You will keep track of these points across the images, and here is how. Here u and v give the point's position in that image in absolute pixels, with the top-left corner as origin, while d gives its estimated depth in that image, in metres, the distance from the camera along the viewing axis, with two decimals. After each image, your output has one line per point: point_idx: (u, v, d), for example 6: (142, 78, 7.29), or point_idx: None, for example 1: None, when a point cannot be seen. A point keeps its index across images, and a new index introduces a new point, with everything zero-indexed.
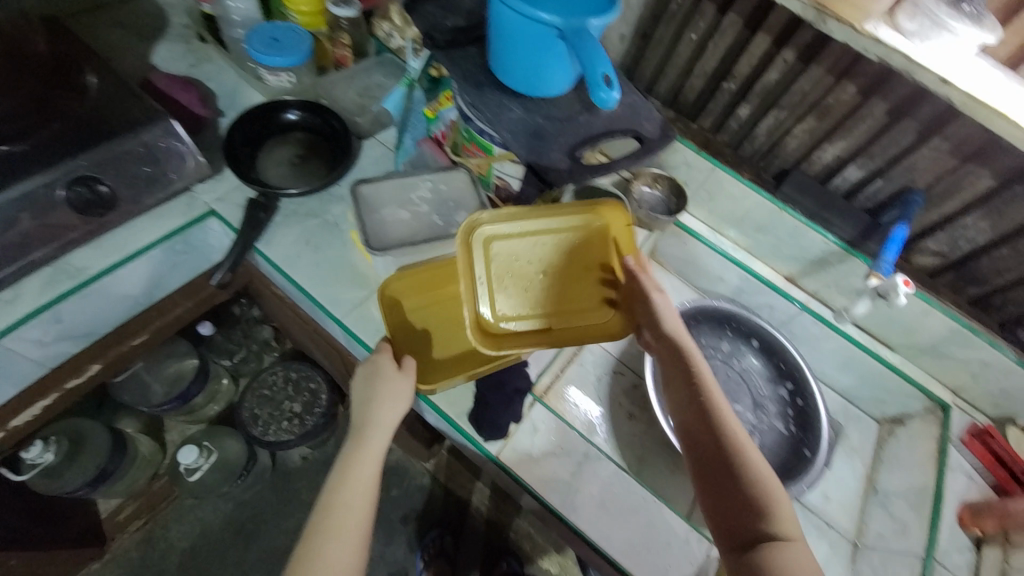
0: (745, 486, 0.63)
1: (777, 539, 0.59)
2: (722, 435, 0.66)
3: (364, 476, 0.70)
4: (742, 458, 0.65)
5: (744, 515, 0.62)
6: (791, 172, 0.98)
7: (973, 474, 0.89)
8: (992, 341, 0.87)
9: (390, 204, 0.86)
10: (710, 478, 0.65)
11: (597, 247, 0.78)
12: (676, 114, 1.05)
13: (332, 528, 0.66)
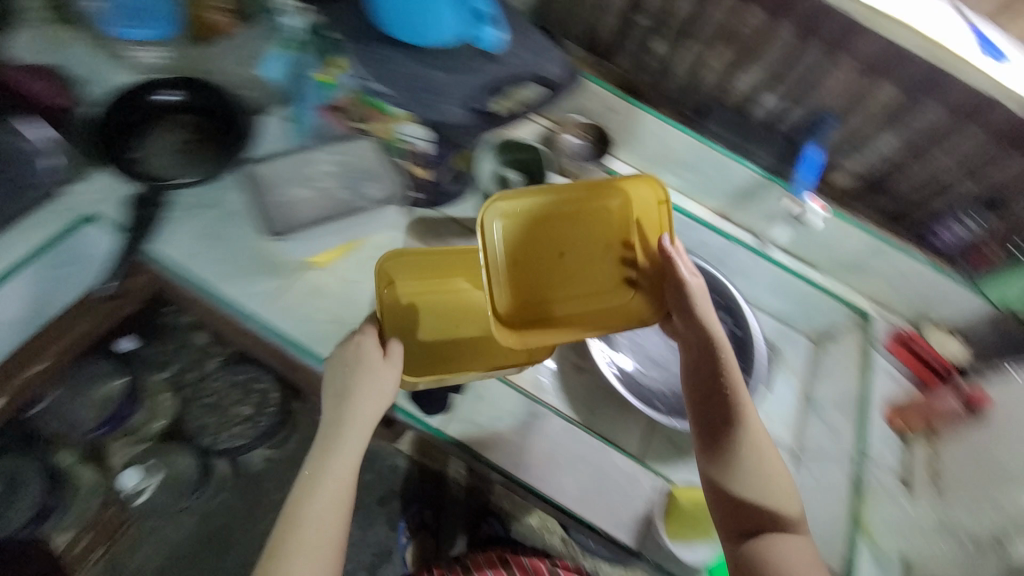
0: (762, 487, 0.67)
1: (779, 535, 0.65)
2: (745, 436, 0.69)
3: (335, 477, 0.66)
4: (766, 462, 0.68)
5: (755, 512, 0.66)
6: (712, 105, 0.97)
7: (896, 375, 0.95)
8: (903, 249, 0.92)
9: (290, 184, 0.83)
10: (728, 474, 0.68)
11: (622, 225, 0.75)
12: (593, 56, 1.01)
13: (301, 530, 0.63)
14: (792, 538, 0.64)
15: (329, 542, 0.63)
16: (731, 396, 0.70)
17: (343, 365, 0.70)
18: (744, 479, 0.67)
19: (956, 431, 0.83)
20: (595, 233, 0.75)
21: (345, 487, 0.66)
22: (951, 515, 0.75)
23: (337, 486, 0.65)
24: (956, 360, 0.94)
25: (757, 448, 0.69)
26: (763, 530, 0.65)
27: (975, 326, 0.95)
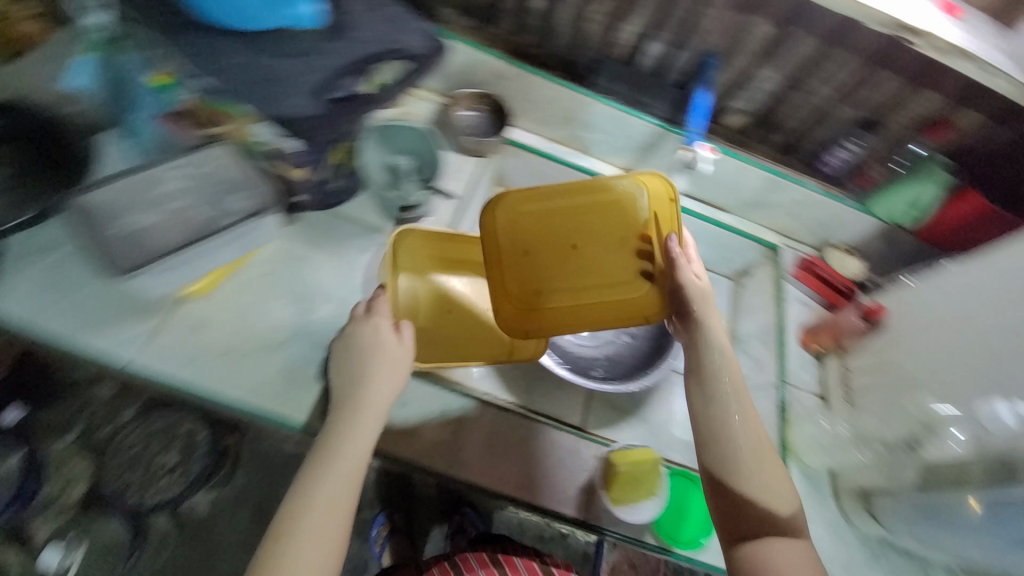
0: (762, 495, 0.62)
1: (775, 537, 0.60)
2: (743, 440, 0.63)
3: (343, 466, 0.59)
4: (771, 470, 0.63)
5: (754, 520, 0.61)
6: (601, 62, 0.95)
7: (806, 300, 1.01)
8: (799, 180, 0.95)
9: (136, 207, 0.62)
10: (724, 482, 0.63)
11: (634, 221, 0.74)
12: (472, 21, 0.95)
13: (302, 526, 0.55)
14: (789, 545, 0.60)
15: (329, 544, 0.55)
16: (732, 398, 0.66)
17: (359, 344, 0.66)
18: (741, 488, 0.62)
19: (860, 342, 0.89)
20: (608, 227, 0.74)
21: (352, 480, 0.59)
22: (866, 427, 0.79)
23: (342, 479, 0.58)
24: (856, 276, 1.01)
25: (761, 454, 0.63)
26: (758, 536, 0.60)
27: (869, 243, 1.02)
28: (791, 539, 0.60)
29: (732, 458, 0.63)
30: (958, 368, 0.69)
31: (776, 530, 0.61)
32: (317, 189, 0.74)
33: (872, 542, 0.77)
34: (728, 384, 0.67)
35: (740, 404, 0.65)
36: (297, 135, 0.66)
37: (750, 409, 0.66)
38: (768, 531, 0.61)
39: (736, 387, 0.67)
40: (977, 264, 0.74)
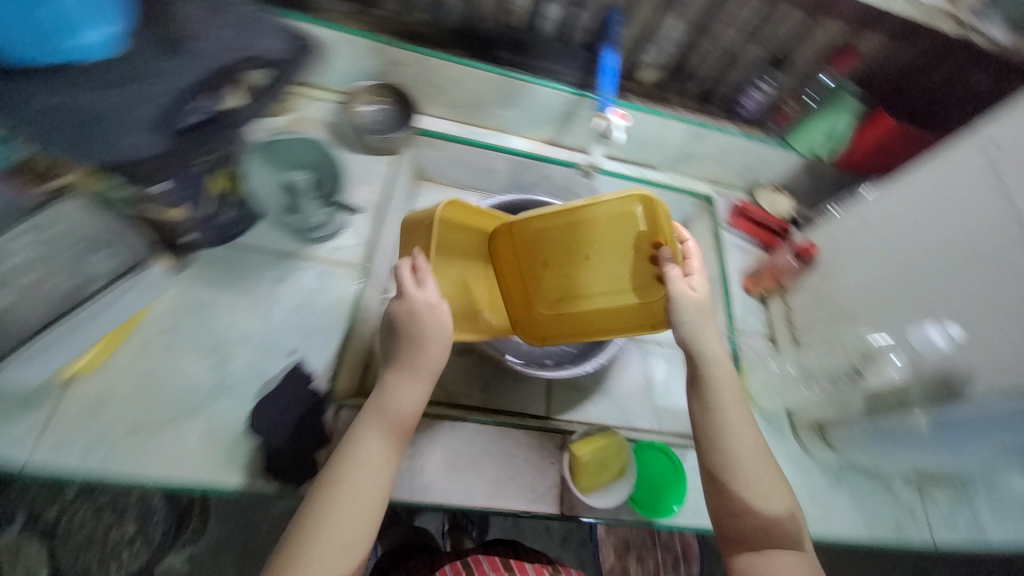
0: (761, 511, 0.55)
1: (772, 547, 0.55)
2: (738, 454, 0.56)
3: (377, 455, 0.57)
4: (771, 482, 0.56)
5: (751, 536, 0.55)
6: (501, 32, 0.88)
7: (743, 246, 1.02)
8: (720, 127, 0.94)
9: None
10: (719, 499, 0.57)
11: (636, 234, 0.66)
12: (353, 7, 0.86)
13: (334, 517, 0.53)
14: (789, 561, 0.54)
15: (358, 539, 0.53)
16: (728, 408, 0.58)
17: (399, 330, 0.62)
18: (735, 505, 0.56)
19: (798, 281, 0.90)
20: (613, 238, 0.68)
21: (385, 472, 0.57)
22: (812, 364, 0.82)
23: (375, 469, 0.56)
24: (788, 215, 1.02)
25: (761, 469, 0.57)
26: (757, 553, 0.54)
27: (795, 178, 1.03)
28: (792, 556, 0.54)
29: (725, 473, 0.56)
30: (887, 295, 0.71)
31: (775, 548, 0.55)
32: (209, 225, 0.68)
33: (830, 469, 0.80)
34: (723, 392, 0.59)
35: (736, 413, 0.58)
36: (149, 181, 0.54)
37: (747, 419, 0.59)
38: (768, 549, 0.54)
39: (734, 395, 0.59)
40: (895, 190, 0.74)
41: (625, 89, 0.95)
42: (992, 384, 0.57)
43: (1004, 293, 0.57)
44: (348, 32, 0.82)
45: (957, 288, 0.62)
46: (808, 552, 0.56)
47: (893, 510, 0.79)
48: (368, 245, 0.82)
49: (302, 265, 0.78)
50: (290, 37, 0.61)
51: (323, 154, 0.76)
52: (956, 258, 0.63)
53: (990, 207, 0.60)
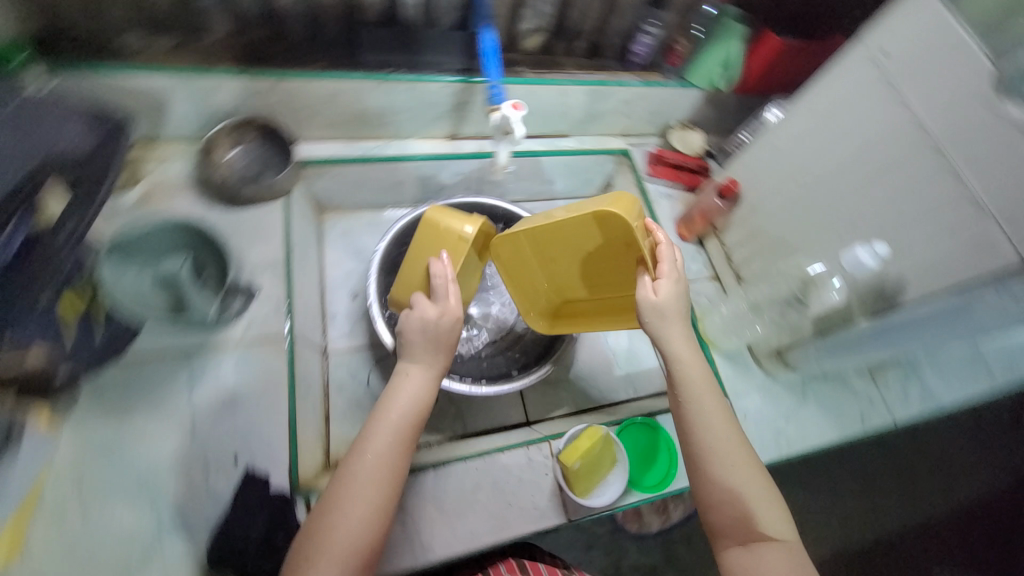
0: (746, 503, 0.53)
1: (762, 539, 0.52)
2: (717, 448, 0.55)
3: (394, 435, 0.58)
4: (751, 468, 0.55)
5: (737, 530, 0.53)
6: (358, 32, 0.77)
7: (669, 192, 1.01)
8: (618, 82, 0.90)
9: None
10: (702, 494, 0.55)
11: (621, 242, 0.64)
12: (174, 41, 0.71)
13: (349, 501, 0.54)
14: (778, 556, 0.51)
15: (373, 526, 0.54)
16: (703, 400, 0.57)
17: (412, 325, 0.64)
18: (720, 501, 0.54)
19: (727, 218, 0.90)
20: (602, 242, 0.66)
21: (401, 460, 0.58)
22: (758, 297, 0.84)
23: (390, 456, 0.57)
24: (704, 149, 1.02)
25: (741, 458, 0.55)
26: (744, 548, 0.52)
27: (699, 110, 1.01)
28: (779, 547, 0.52)
29: (707, 467, 0.55)
30: (812, 219, 0.72)
31: (763, 542, 0.52)
32: (84, 352, 0.59)
33: (795, 386, 0.85)
34: (695, 382, 0.58)
35: (711, 406, 0.57)
36: None
37: (723, 407, 0.57)
38: (757, 543, 0.52)
39: (706, 389, 0.58)
40: (794, 111, 0.73)
41: (511, 61, 0.88)
42: (921, 288, 0.59)
43: (915, 199, 0.59)
44: (183, 72, 0.70)
45: (871, 201, 0.64)
46: (794, 539, 0.53)
47: (855, 404, 0.85)
48: (286, 308, 0.73)
49: (215, 356, 0.67)
50: (94, 122, 0.62)
51: (203, 237, 0.67)
52: (870, 172, 0.64)
53: (890, 117, 0.61)
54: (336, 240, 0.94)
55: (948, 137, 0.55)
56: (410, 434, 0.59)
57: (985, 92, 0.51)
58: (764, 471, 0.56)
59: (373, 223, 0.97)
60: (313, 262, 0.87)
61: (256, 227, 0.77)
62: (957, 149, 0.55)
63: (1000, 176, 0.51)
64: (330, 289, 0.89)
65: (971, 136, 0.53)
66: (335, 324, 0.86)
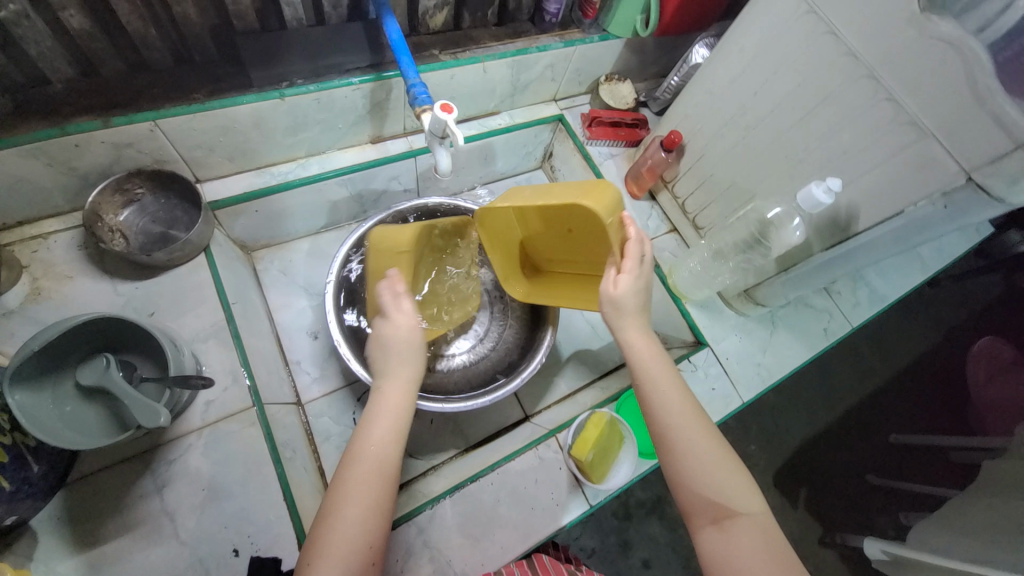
0: (713, 478, 0.52)
1: (734, 512, 0.50)
2: (679, 427, 0.54)
3: (390, 434, 0.55)
4: (712, 441, 0.54)
5: (707, 510, 0.51)
6: (238, 44, 0.66)
7: (611, 151, 0.99)
8: (538, 47, 0.84)
9: None
10: (673, 477, 0.54)
11: (596, 230, 0.60)
12: (15, 98, 0.59)
13: (346, 505, 0.50)
14: (752, 534, 0.49)
15: (371, 528, 0.50)
16: (657, 379, 0.57)
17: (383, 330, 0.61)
18: (690, 481, 0.52)
19: (674, 170, 0.90)
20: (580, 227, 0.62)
21: (394, 457, 0.55)
22: (721, 242, 0.82)
23: (383, 453, 0.54)
24: (635, 99, 1.00)
25: (700, 434, 0.54)
26: (717, 527, 0.50)
27: (623, 60, 0.98)
28: (751, 520, 0.50)
29: (673, 449, 0.54)
30: (758, 160, 0.73)
31: (735, 517, 0.50)
32: (27, 493, 0.50)
33: (764, 317, 0.89)
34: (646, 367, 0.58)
35: (671, 391, 0.57)
36: None
37: (676, 386, 0.57)
38: (728, 520, 0.50)
39: (665, 374, 0.58)
40: (724, 51, 0.72)
41: (420, 45, 0.79)
42: (873, 214, 0.61)
43: (857, 128, 0.60)
44: (30, 138, 0.57)
45: (814, 135, 0.64)
46: (762, 513, 0.51)
47: (817, 320, 0.91)
48: (245, 374, 0.66)
49: (179, 448, 0.60)
50: None
51: (131, 328, 0.55)
52: (810, 105, 0.64)
53: (820, 48, 0.60)
54: (276, 280, 0.86)
55: (880, 62, 0.55)
56: (401, 432, 0.56)
57: (911, 12, 0.51)
58: (729, 449, 0.55)
59: (317, 247, 0.91)
60: (258, 311, 0.79)
61: (182, 293, 0.68)
62: (889, 73, 0.55)
63: (934, 95, 0.52)
64: (285, 333, 0.82)
65: (901, 59, 0.53)
66: (300, 370, 0.80)
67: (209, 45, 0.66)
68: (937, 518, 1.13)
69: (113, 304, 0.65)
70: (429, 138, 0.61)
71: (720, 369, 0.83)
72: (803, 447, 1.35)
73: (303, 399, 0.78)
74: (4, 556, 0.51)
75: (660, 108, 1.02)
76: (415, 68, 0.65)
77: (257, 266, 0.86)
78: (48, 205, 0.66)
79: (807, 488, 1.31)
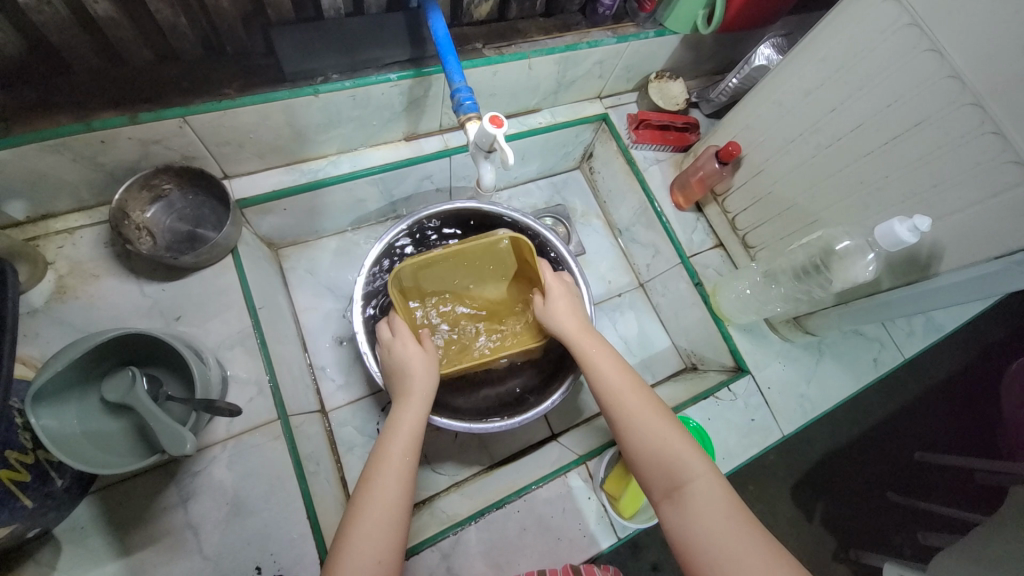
0: (665, 451, 0.52)
1: (681, 480, 0.50)
2: (618, 402, 0.57)
3: (409, 442, 0.54)
4: (656, 414, 0.55)
5: (661, 485, 0.51)
6: (271, 35, 0.62)
7: (657, 156, 0.93)
8: (589, 42, 0.77)
9: None
10: (629, 458, 0.55)
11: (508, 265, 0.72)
12: (39, 91, 0.56)
13: (368, 506, 0.49)
14: (704, 501, 0.48)
15: (394, 534, 0.48)
16: (598, 361, 0.60)
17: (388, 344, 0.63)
18: (642, 457, 0.53)
19: (727, 183, 0.84)
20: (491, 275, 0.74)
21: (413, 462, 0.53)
22: (774, 263, 0.76)
23: (403, 449, 0.53)
24: (687, 101, 0.92)
25: (641, 406, 0.56)
26: (670, 500, 0.50)
27: (676, 57, 0.90)
28: (702, 485, 0.49)
29: (624, 428, 0.55)
30: (828, 182, 0.66)
31: (686, 488, 0.50)
32: (51, 506, 0.49)
33: (810, 344, 0.84)
34: (587, 353, 0.62)
35: (612, 371, 0.59)
36: None
37: (616, 365, 0.60)
38: (680, 493, 0.50)
39: (609, 359, 0.61)
40: (800, 60, 0.65)
41: (464, 37, 0.73)
42: (959, 256, 0.56)
43: (954, 159, 0.53)
44: (55, 133, 0.54)
45: (900, 162, 0.58)
46: (710, 474, 0.50)
47: (867, 350, 0.85)
48: (270, 384, 0.64)
49: (203, 460, 0.58)
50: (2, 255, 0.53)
51: (156, 341, 0.53)
52: (896, 131, 0.57)
53: (920, 66, 0.53)
54: (302, 280, 0.84)
55: (992, 91, 0.48)
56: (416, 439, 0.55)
57: None
58: (676, 421, 0.55)
59: (344, 246, 0.88)
60: (285, 313, 0.77)
61: (208, 296, 0.66)
62: (1001, 103, 0.48)
63: None
64: (310, 336, 0.80)
65: (1017, 89, 0.46)
66: (325, 376, 0.79)
67: (239, 34, 0.61)
68: (956, 544, 1.07)
69: (139, 306, 0.63)
70: (475, 150, 0.57)
71: (761, 399, 0.78)
72: (823, 461, 1.29)
73: (327, 407, 0.77)
74: (29, 563, 0.51)
75: (713, 110, 0.94)
76: (461, 69, 0.60)
77: (284, 265, 0.84)
78: (74, 199, 0.63)
79: (825, 502, 1.26)
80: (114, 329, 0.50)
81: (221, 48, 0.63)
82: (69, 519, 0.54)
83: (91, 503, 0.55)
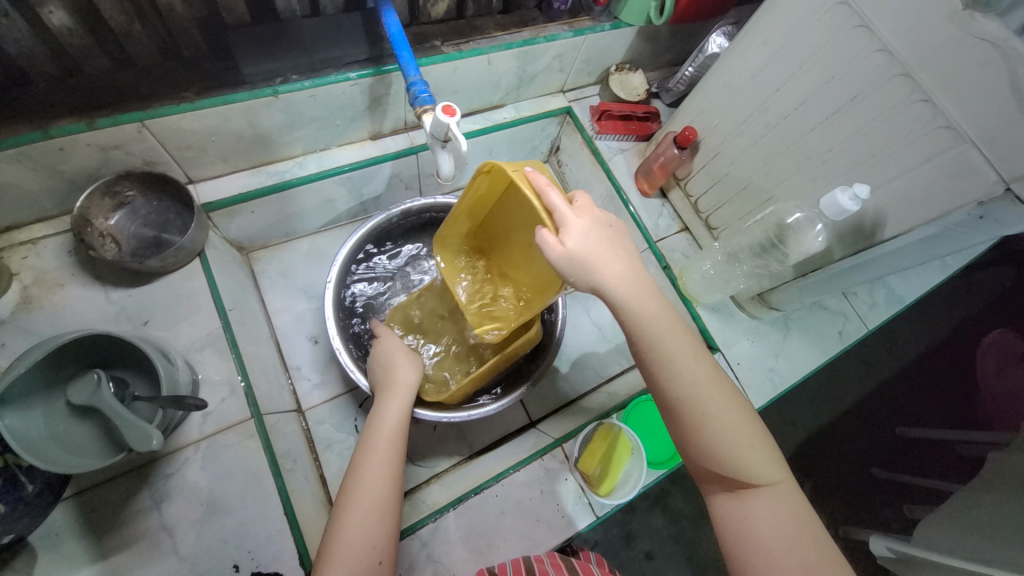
0: (745, 456, 0.48)
1: (754, 486, 0.48)
2: (691, 395, 0.49)
3: (390, 448, 0.54)
4: (732, 405, 0.49)
5: (725, 478, 0.49)
6: (225, 39, 0.63)
7: (620, 146, 0.95)
8: (546, 36, 0.79)
9: None
10: (695, 451, 0.50)
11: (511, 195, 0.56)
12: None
13: (348, 516, 0.48)
14: (770, 505, 0.47)
15: (377, 546, 0.47)
16: (675, 350, 0.50)
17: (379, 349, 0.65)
18: (710, 456, 0.48)
19: (687, 167, 0.86)
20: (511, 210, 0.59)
21: (392, 470, 0.52)
22: (733, 243, 0.79)
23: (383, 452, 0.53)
24: (647, 91, 0.95)
25: (718, 405, 0.49)
26: (734, 496, 0.48)
27: (634, 49, 0.93)
28: (776, 491, 0.48)
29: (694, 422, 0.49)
30: (779, 160, 0.69)
31: (761, 489, 0.48)
32: (23, 511, 0.51)
33: (777, 320, 0.86)
34: (655, 327, 0.51)
35: (682, 353, 0.50)
36: None
37: (691, 347, 0.51)
38: (747, 490, 0.48)
39: (674, 334, 0.51)
40: (745, 43, 0.68)
41: (422, 35, 0.75)
42: (901, 220, 0.59)
43: (890, 127, 0.55)
44: (11, 142, 0.54)
45: (842, 137, 0.61)
46: (782, 481, 0.48)
47: (832, 323, 0.88)
48: (242, 384, 0.64)
49: (177, 462, 0.58)
50: None
51: (121, 342, 0.53)
52: (835, 107, 0.60)
53: (854, 42, 0.56)
54: (274, 283, 0.85)
55: (918, 60, 0.51)
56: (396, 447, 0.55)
57: (953, 8, 0.47)
58: (752, 423, 0.50)
59: (315, 248, 0.89)
60: (257, 316, 0.78)
61: (177, 300, 0.66)
62: (927, 72, 0.51)
63: (977, 97, 0.48)
64: (284, 338, 0.82)
65: (941, 57, 0.49)
66: (300, 376, 0.80)
67: (196, 40, 0.62)
68: (938, 512, 1.10)
69: (106, 312, 0.63)
70: (431, 141, 0.59)
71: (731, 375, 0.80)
72: (806, 440, 1.31)
73: (303, 406, 0.78)
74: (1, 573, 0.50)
75: (673, 100, 0.97)
76: (416, 64, 0.62)
77: (255, 268, 0.84)
78: (36, 209, 0.63)
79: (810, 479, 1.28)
80: (76, 330, 0.50)
81: (178, 54, 0.63)
82: (44, 527, 0.53)
83: (63, 510, 0.54)
